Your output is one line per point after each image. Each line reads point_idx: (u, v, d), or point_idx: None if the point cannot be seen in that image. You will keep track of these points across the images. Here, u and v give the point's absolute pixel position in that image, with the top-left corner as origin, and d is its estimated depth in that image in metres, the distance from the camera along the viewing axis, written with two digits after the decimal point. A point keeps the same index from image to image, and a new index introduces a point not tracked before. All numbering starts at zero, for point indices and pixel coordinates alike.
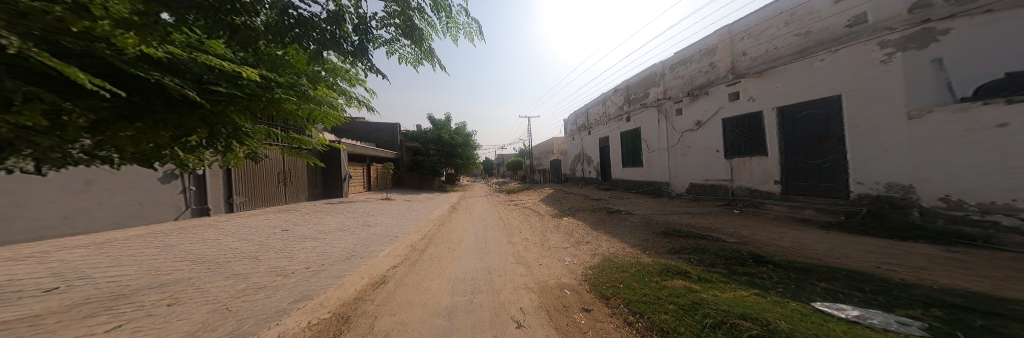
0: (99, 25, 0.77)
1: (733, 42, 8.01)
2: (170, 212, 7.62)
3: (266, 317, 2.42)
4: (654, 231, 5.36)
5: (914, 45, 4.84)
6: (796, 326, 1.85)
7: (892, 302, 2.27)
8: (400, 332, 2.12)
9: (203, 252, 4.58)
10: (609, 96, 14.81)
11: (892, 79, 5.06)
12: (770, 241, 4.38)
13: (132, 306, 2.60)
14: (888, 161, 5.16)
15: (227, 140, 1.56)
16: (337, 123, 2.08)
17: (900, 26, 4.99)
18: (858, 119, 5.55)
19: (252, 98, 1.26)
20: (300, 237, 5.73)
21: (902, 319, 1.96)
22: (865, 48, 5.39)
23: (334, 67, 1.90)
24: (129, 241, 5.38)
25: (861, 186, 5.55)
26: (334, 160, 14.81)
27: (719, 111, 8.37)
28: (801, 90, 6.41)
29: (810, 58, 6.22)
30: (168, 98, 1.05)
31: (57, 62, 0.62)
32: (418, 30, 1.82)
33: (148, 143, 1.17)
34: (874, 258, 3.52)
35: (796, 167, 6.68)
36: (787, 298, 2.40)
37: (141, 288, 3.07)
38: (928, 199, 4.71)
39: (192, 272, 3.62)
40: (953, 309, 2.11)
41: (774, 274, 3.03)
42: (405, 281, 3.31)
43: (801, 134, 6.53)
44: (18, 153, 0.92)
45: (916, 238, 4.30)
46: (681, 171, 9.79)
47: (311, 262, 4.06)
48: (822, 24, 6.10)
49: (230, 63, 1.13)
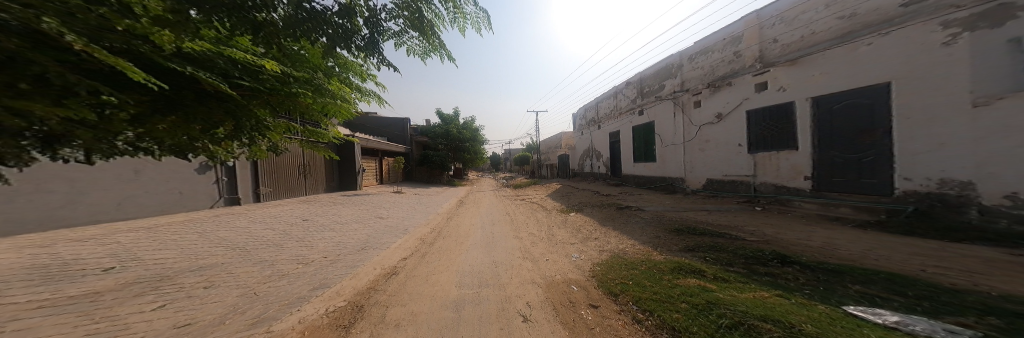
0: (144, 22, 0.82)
1: (762, 28, 7.50)
2: (205, 201, 8.21)
3: (289, 303, 2.58)
4: (667, 228, 5.21)
5: (985, 24, 4.34)
6: (823, 331, 1.76)
7: (938, 309, 2.11)
8: (410, 322, 2.20)
9: (233, 239, 4.93)
10: (621, 89, 14.35)
11: (953, 63, 4.58)
12: (797, 241, 4.16)
13: (174, 287, 2.86)
14: (944, 155, 4.71)
15: (252, 133, 1.65)
16: (350, 117, 2.13)
17: (969, 3, 4.46)
18: (907, 108, 5.08)
19: (272, 92, 1.32)
20: (318, 227, 6.03)
21: (949, 327, 1.82)
22: (923, 29, 4.87)
23: (347, 62, 1.96)
24: (170, 227, 5.87)
25: (908, 182, 5.12)
26: (349, 154, 15.33)
27: (744, 102, 7.93)
28: (841, 78, 5.92)
29: (854, 43, 5.70)
30: (199, 92, 1.11)
31: (117, 61, 0.68)
32: (426, 22, 1.83)
33: (182, 135, 1.25)
34: (918, 261, 3.26)
35: (830, 162, 6.24)
36: (814, 300, 2.28)
37: (182, 271, 3.37)
38: (989, 197, 4.31)
39: (225, 257, 3.91)
40: (1013, 317, 1.94)
41: (800, 275, 2.89)
42: (415, 272, 3.42)
43: (840, 126, 6.04)
44: (70, 144, 1.02)
45: (972, 240, 3.93)
46: (698, 166, 9.40)
47: (329, 251, 4.28)
48: (869, 5, 5.55)
49: (254, 59, 1.18)
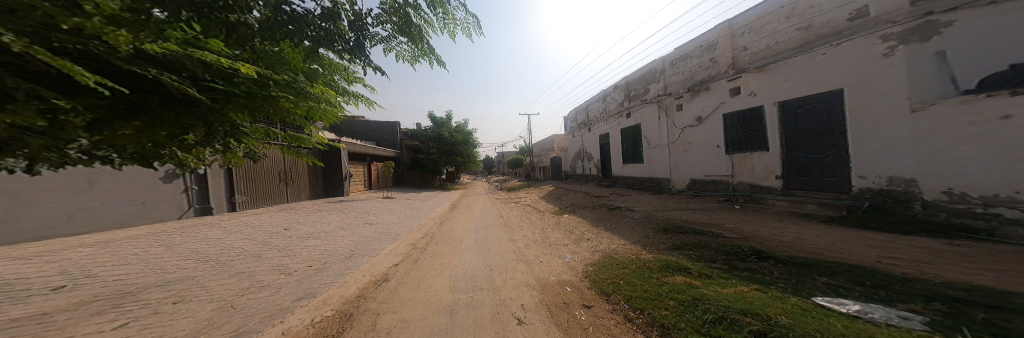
0: (88, 21, 0.71)
1: (733, 37, 7.96)
2: (173, 211, 7.65)
3: (271, 314, 2.45)
4: (655, 227, 5.38)
5: (917, 38, 4.79)
6: (797, 321, 1.86)
7: (893, 297, 2.28)
8: (402, 329, 2.14)
9: (206, 251, 4.61)
10: (609, 93, 14.74)
11: (894, 72, 5.02)
12: (771, 236, 4.40)
13: (138, 304, 2.63)
14: (892, 154, 5.14)
15: (226, 138, 1.56)
16: (336, 120, 2.03)
17: (903, 19, 4.94)
18: (859, 112, 5.52)
19: (249, 96, 1.23)
20: (301, 236, 5.74)
21: (902, 313, 1.98)
22: (867, 42, 5.34)
23: (332, 63, 1.90)
24: (132, 240, 5.41)
25: (863, 180, 5.54)
26: (334, 159, 14.79)
27: (720, 106, 8.35)
28: (802, 85, 6.36)
29: (811, 52, 6.16)
30: (164, 96, 1.04)
31: (62, 63, 0.60)
32: (415, 28, 1.82)
33: (145, 141, 1.16)
34: (875, 252, 3.52)
35: (797, 161, 6.66)
36: (788, 293, 2.41)
37: (148, 286, 3.11)
38: (930, 192, 4.72)
39: (196, 270, 3.65)
40: (956, 303, 2.12)
41: (775, 269, 3.04)
42: (407, 278, 3.34)
43: (803, 129, 6.47)
44: (14, 154, 0.92)
45: (919, 232, 4.31)
46: (682, 167, 9.77)
47: (313, 260, 4.09)
48: (824, 18, 6.04)
49: (225, 60, 1.08)
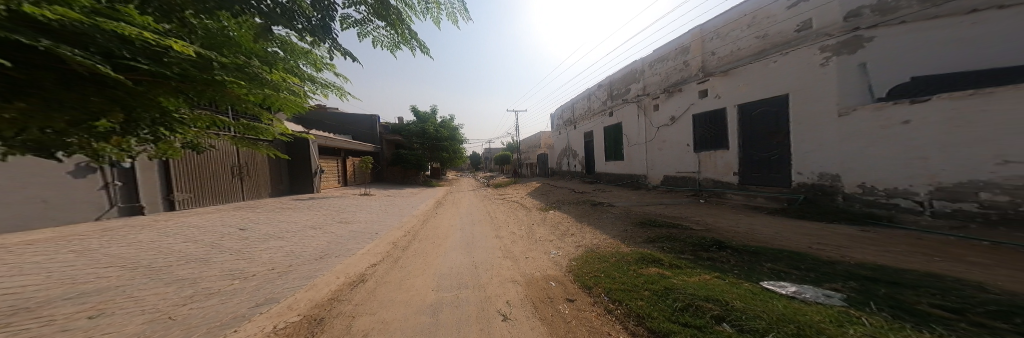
0: None
1: (704, 41, 8.45)
2: (89, 211, 6.74)
3: (222, 324, 2.26)
4: (633, 222, 5.64)
5: (846, 51, 5.43)
6: (748, 305, 2.05)
7: (820, 278, 2.60)
8: (381, 331, 2.08)
9: (140, 257, 4.10)
10: (593, 92, 15.14)
11: (829, 80, 5.64)
12: (728, 227, 4.79)
13: (41, 321, 2.29)
14: (824, 153, 5.78)
15: (153, 126, 1.37)
16: (300, 111, 1.86)
17: (836, 33, 5.56)
18: (800, 115, 6.14)
19: (184, 80, 1.03)
20: (261, 237, 5.31)
21: (826, 292, 2.27)
22: (808, 52, 5.93)
23: (293, 46, 1.75)
24: (36, 246, 4.67)
25: (801, 176, 6.19)
26: (303, 153, 13.81)
27: (690, 106, 8.84)
28: (758, 89, 6.92)
29: (765, 60, 6.73)
30: (65, 73, 0.79)
31: None
32: (393, 11, 1.73)
33: (35, 127, 0.92)
34: (807, 239, 3.98)
35: (750, 159, 7.28)
36: (741, 279, 2.65)
37: (53, 300, 2.70)
38: (849, 186, 5.43)
39: (121, 279, 3.24)
40: (865, 281, 2.46)
41: (731, 257, 3.32)
42: (387, 278, 3.22)
43: (756, 130, 7.07)
44: None
45: (842, 221, 4.94)
46: (657, 165, 10.30)
47: (276, 263, 3.81)
48: (777, 28, 6.64)
49: (157, 36, 0.90)
